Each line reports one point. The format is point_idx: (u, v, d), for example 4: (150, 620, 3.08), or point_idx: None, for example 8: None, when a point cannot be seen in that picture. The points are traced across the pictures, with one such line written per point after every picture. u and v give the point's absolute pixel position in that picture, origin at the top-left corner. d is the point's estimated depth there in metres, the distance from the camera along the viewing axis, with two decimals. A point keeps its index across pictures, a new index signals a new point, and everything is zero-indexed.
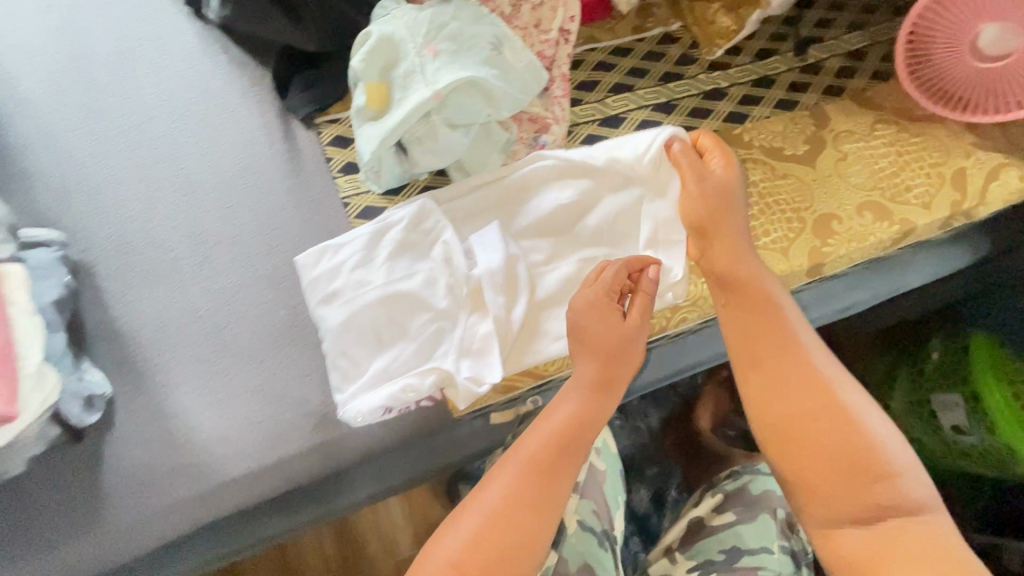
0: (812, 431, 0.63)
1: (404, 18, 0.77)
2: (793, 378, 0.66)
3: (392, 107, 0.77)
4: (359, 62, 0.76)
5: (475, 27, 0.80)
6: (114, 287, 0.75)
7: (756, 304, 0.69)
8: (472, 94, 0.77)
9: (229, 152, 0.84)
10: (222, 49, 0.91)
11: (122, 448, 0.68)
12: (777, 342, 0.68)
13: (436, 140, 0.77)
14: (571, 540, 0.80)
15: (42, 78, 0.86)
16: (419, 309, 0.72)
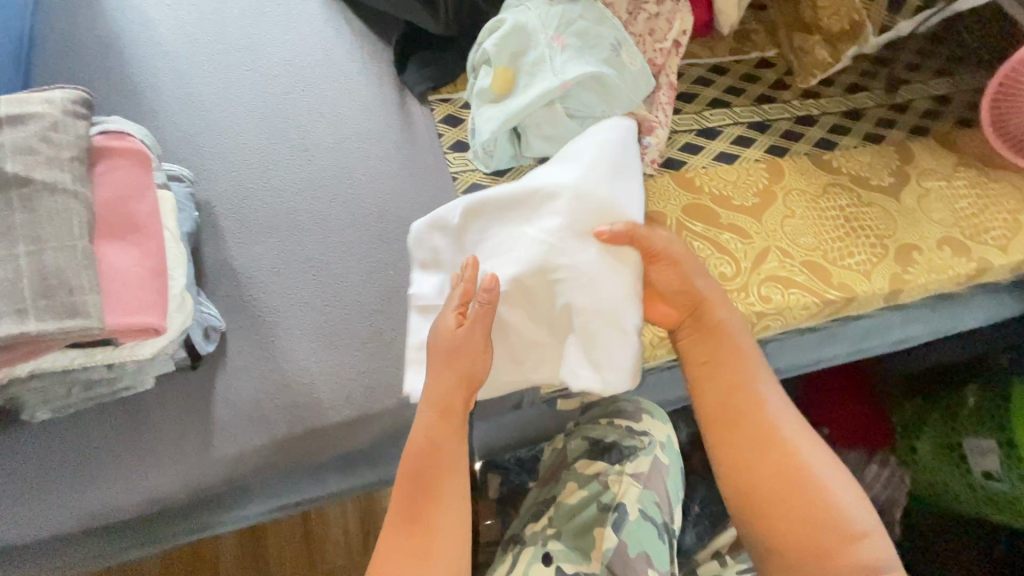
0: (775, 482, 0.65)
1: (538, 14, 0.82)
2: (749, 436, 0.67)
3: (517, 93, 0.80)
4: (492, 48, 0.80)
5: (599, 27, 0.83)
6: (232, 228, 0.78)
7: (737, 379, 0.69)
8: (594, 89, 0.81)
9: (348, 117, 0.88)
10: (346, 21, 0.95)
11: (231, 380, 0.70)
12: (729, 382, 0.69)
13: (556, 127, 0.81)
14: (632, 527, 0.75)
15: (176, 26, 0.91)
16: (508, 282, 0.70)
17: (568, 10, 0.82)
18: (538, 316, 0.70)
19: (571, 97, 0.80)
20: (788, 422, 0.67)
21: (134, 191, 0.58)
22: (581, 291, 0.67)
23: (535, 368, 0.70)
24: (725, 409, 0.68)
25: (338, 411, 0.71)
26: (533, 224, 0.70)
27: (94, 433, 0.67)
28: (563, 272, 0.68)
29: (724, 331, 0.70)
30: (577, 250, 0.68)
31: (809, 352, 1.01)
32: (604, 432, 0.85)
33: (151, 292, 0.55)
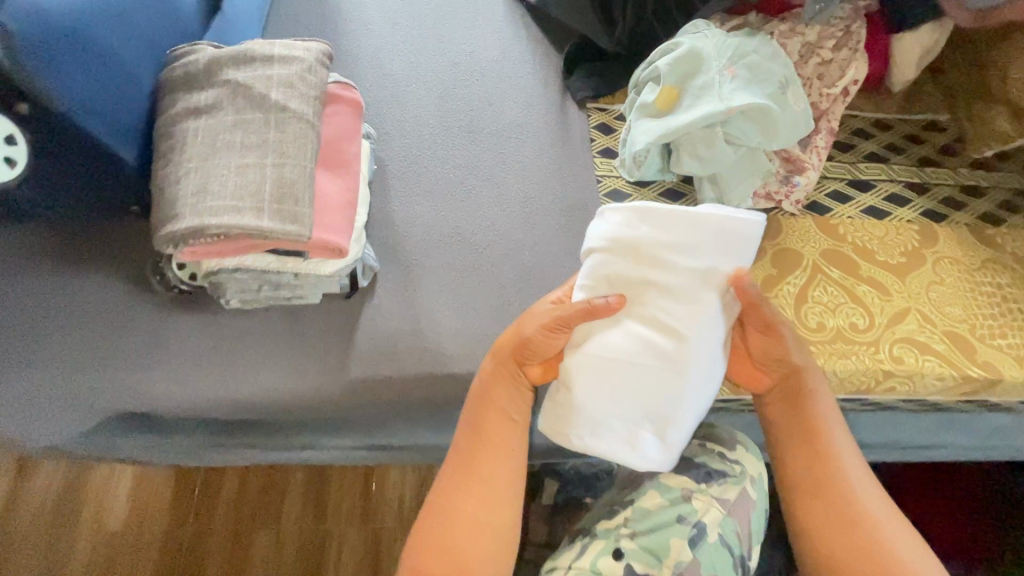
0: (854, 554, 0.67)
1: (714, 41, 0.86)
2: (833, 506, 0.69)
3: (679, 111, 0.84)
4: (664, 66, 0.85)
5: (770, 64, 0.86)
6: (398, 186, 0.88)
7: (817, 444, 0.72)
8: (756, 119, 0.83)
9: (512, 108, 0.96)
10: (525, 25, 1.05)
11: (374, 313, 0.79)
12: (810, 446, 0.72)
13: (710, 149, 0.83)
14: (709, 548, 0.74)
15: (381, 9, 1.04)
16: (610, 334, 0.67)
17: (743, 44, 0.86)
18: (627, 390, 0.66)
19: (732, 123, 0.83)
20: (873, 500, 0.69)
21: (348, 134, 0.68)
22: (676, 383, 0.66)
23: (600, 442, 0.67)
24: (810, 480, 0.71)
25: (458, 365, 0.77)
26: (660, 304, 0.67)
27: (256, 332, 0.77)
28: (681, 360, 0.65)
29: (816, 411, 0.73)
30: (690, 338, 0.65)
31: (924, 433, 0.95)
32: (695, 451, 0.83)
33: (346, 217, 0.65)
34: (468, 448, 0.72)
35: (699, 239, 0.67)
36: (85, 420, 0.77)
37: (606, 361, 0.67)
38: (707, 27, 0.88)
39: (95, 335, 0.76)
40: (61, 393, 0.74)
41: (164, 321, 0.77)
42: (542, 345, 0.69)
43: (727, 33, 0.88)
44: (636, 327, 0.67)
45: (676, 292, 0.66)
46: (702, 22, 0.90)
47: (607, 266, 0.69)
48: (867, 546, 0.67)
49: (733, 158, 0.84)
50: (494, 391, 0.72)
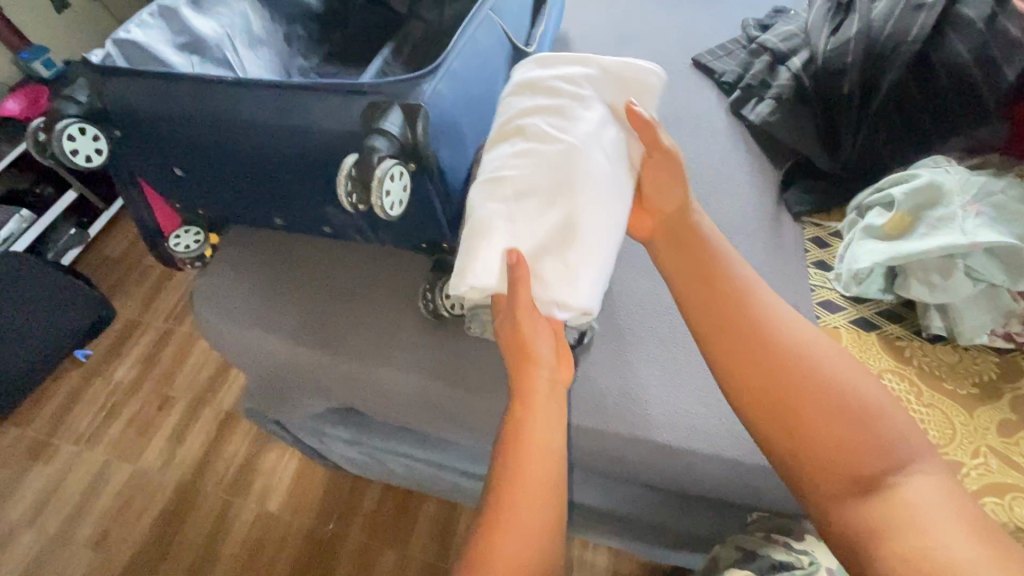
0: (818, 438, 0.60)
1: (957, 176, 0.88)
2: (774, 381, 0.62)
3: (912, 238, 0.86)
4: (899, 194, 0.89)
5: (1020, 207, 0.85)
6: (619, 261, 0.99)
7: (736, 319, 0.65)
8: (1002, 257, 0.82)
9: (727, 210, 1.06)
10: (746, 140, 1.16)
11: (587, 368, 0.87)
12: (760, 341, 0.64)
13: (945, 278, 0.83)
14: None
15: None
16: (526, 154, 0.69)
17: (990, 184, 0.87)
18: (531, 222, 0.67)
19: (973, 257, 0.82)
20: (834, 370, 0.62)
21: None
22: (557, 201, 0.67)
23: (494, 259, 0.65)
24: (762, 382, 0.62)
25: (661, 435, 0.82)
26: (542, 120, 0.71)
27: (489, 362, 0.91)
28: (581, 185, 0.67)
29: (707, 266, 0.70)
30: (589, 159, 0.68)
31: None
32: (757, 544, 0.82)
33: None
34: (524, 392, 0.67)
35: (589, 82, 0.74)
36: (347, 395, 1.02)
37: (508, 179, 0.68)
38: (948, 164, 0.91)
39: (369, 334, 0.95)
40: (338, 372, 0.96)
41: (420, 337, 0.94)
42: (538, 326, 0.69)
43: (972, 172, 0.89)
44: (519, 144, 0.70)
45: (542, 107, 0.72)
46: (940, 159, 0.93)
47: (513, 100, 0.74)
48: (831, 427, 0.60)
49: (972, 292, 0.83)
50: (521, 324, 0.68)
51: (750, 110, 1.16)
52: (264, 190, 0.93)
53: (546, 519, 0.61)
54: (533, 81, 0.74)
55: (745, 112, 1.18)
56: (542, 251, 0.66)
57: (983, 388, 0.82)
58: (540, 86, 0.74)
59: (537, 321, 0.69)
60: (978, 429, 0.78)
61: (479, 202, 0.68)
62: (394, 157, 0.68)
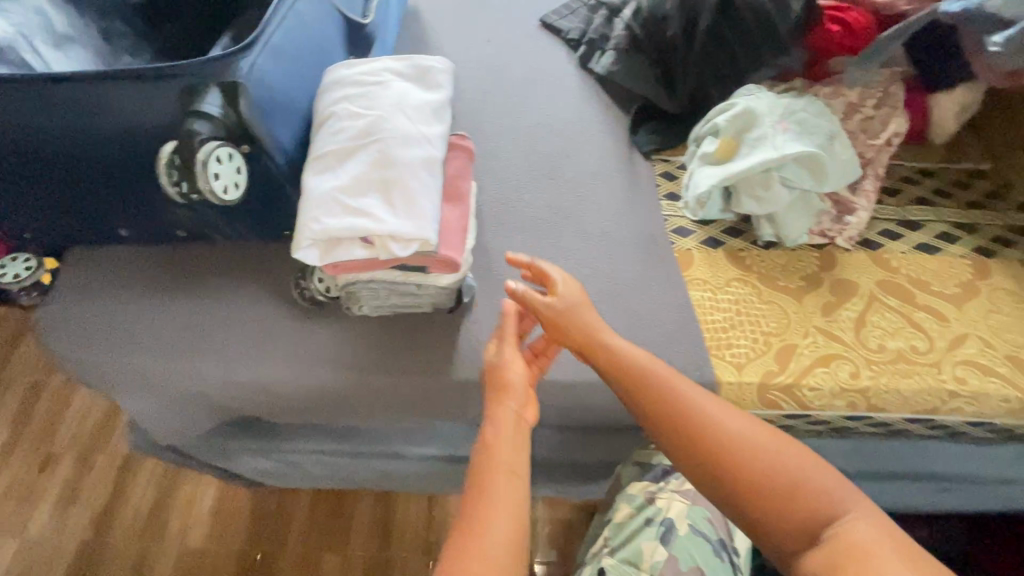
0: (744, 480, 0.66)
1: (766, 101, 0.99)
2: (686, 434, 0.69)
3: (738, 160, 0.97)
4: (722, 123, 0.99)
5: (817, 121, 0.99)
6: (491, 221, 1.03)
7: (644, 384, 0.73)
8: (807, 165, 0.94)
9: (587, 159, 1.12)
10: (597, 93, 1.23)
11: (471, 325, 0.91)
12: (660, 395, 0.72)
13: (767, 190, 0.94)
14: (685, 541, 0.84)
15: (476, 82, 1.26)
16: (341, 130, 0.73)
17: (792, 104, 1.00)
18: (358, 179, 0.70)
19: (786, 169, 0.94)
20: (754, 432, 0.68)
21: (462, 172, 0.84)
22: (376, 158, 0.70)
23: (332, 217, 0.68)
24: (674, 429, 0.70)
25: (547, 373, 0.87)
26: (354, 97, 0.75)
27: (375, 339, 0.90)
28: (394, 139, 0.71)
29: (613, 365, 0.75)
30: (401, 121, 0.73)
31: (1004, 468, 0.95)
32: (652, 456, 0.96)
33: (461, 240, 0.80)
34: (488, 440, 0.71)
35: (390, 65, 0.79)
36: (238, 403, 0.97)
37: (332, 154, 0.71)
38: (759, 90, 1.02)
39: (247, 334, 0.91)
40: (219, 381, 0.89)
41: (301, 327, 0.92)
42: (496, 372, 0.79)
43: (778, 95, 1.01)
44: (336, 122, 0.74)
45: (352, 88, 0.76)
46: (753, 87, 1.04)
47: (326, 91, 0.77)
48: (747, 468, 0.66)
49: (789, 199, 0.95)
50: (496, 364, 0.80)
51: (597, 63, 1.23)
52: (96, 200, 0.84)
53: (508, 532, 0.62)
54: (342, 76, 0.78)
55: (593, 65, 1.24)
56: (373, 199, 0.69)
57: (807, 279, 0.95)
58: (346, 74, 0.78)
59: (502, 406, 0.75)
60: (806, 314, 0.91)
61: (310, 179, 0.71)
62: (218, 139, 0.68)
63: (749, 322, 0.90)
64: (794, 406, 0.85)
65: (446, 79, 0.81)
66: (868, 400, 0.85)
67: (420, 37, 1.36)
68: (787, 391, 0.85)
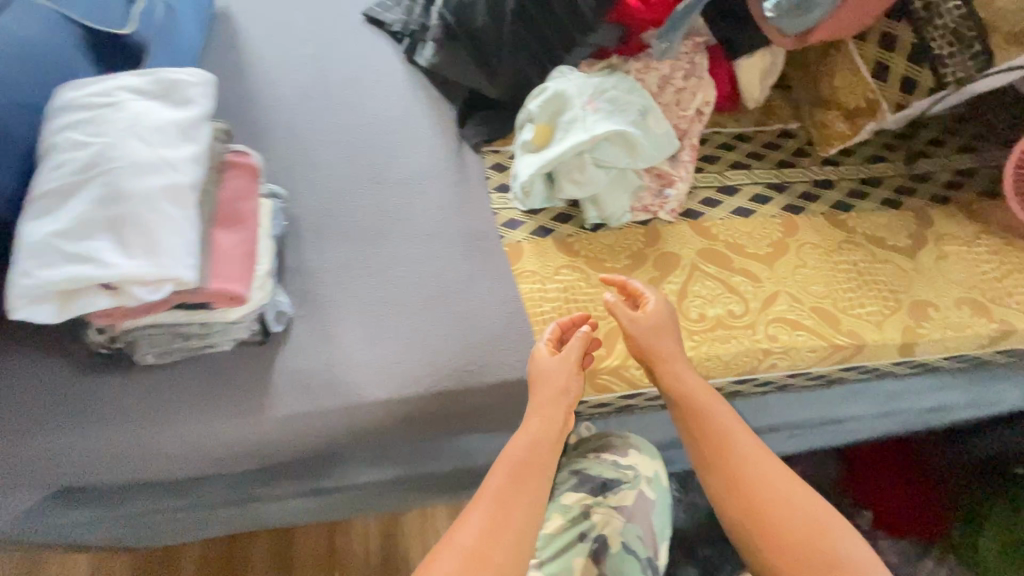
0: (761, 492, 0.69)
1: (575, 82, 0.98)
2: (716, 446, 0.73)
3: (554, 145, 0.96)
4: (535, 109, 0.97)
5: (628, 96, 0.99)
6: (311, 237, 0.96)
7: (728, 429, 0.74)
8: (619, 144, 0.94)
9: (415, 158, 1.07)
10: (425, 87, 1.17)
11: (290, 356, 0.84)
12: (707, 425, 0.74)
13: (583, 173, 0.94)
14: (615, 559, 0.80)
15: (295, 86, 1.17)
16: (65, 163, 0.64)
17: (602, 82, 0.99)
18: (84, 220, 0.62)
19: (599, 148, 0.93)
20: (784, 492, 0.69)
21: (244, 194, 0.77)
22: (104, 194, 0.62)
23: (50, 266, 0.59)
24: (714, 442, 0.73)
25: (373, 394, 0.82)
26: (80, 124, 0.66)
27: (179, 387, 0.81)
28: (125, 169, 0.63)
29: (709, 415, 0.75)
30: (137, 146, 0.65)
31: (832, 408, 1.01)
32: (588, 465, 0.87)
33: (243, 268, 0.73)
34: (510, 461, 0.70)
35: (128, 82, 0.70)
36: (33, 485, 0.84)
37: (50, 191, 0.62)
38: (571, 72, 1.01)
39: (24, 406, 0.79)
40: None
41: (91, 388, 0.81)
42: (539, 368, 0.77)
43: (590, 74, 1.01)
44: (60, 155, 0.65)
45: (79, 111, 0.67)
46: (566, 68, 1.03)
47: (51, 117, 0.68)
48: (758, 486, 0.70)
49: (606, 179, 0.95)
50: (534, 370, 0.77)
51: (421, 55, 1.17)
52: None
53: (527, 519, 0.66)
54: (69, 97, 0.68)
55: (418, 58, 1.18)
56: (104, 242, 0.61)
57: (633, 257, 0.95)
58: (73, 96, 0.68)
59: (530, 417, 0.74)
60: None
61: (27, 224, 0.62)
62: None
63: (578, 310, 0.90)
64: (625, 384, 0.88)
65: (201, 94, 0.72)
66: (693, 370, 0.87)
67: (230, 40, 1.23)
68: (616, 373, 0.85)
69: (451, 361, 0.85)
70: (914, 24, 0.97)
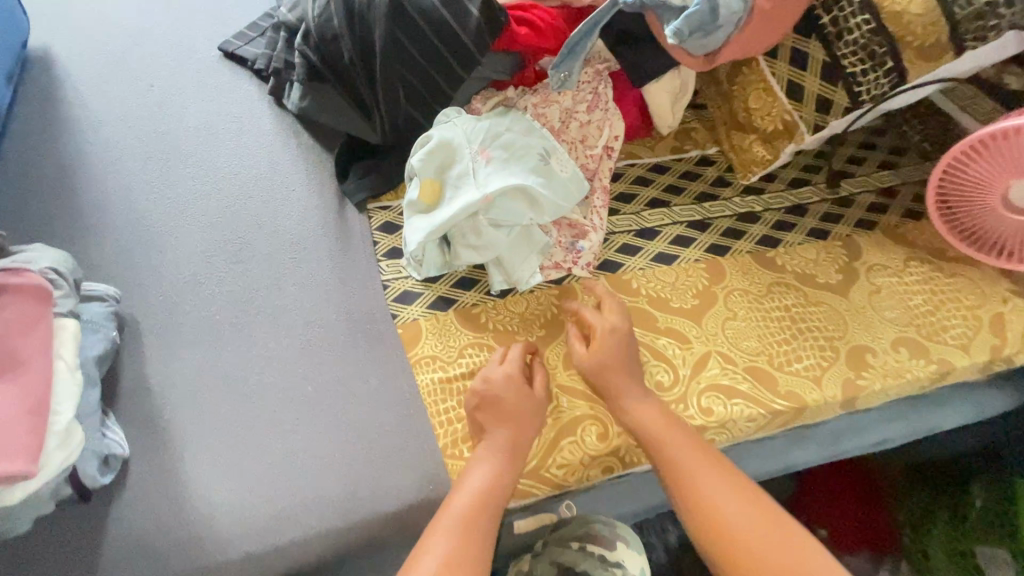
0: (732, 521, 0.65)
1: (463, 127, 0.85)
2: (682, 474, 0.68)
3: (445, 203, 0.81)
4: (417, 163, 0.82)
5: (526, 138, 0.86)
6: (154, 344, 0.78)
7: (694, 450, 0.70)
8: (518, 197, 0.81)
9: (285, 226, 0.90)
10: (295, 134, 0.99)
11: (127, 512, 0.67)
12: (678, 452, 0.69)
13: (480, 236, 0.81)
14: None
15: (132, 145, 0.96)
16: None
17: (494, 125, 0.86)
18: None
19: (497, 204, 0.80)
20: (758, 516, 0.65)
21: (23, 326, 0.59)
22: None
23: None
24: (679, 466, 0.69)
25: (239, 547, 0.67)
26: None
27: None
28: None
29: (679, 443, 0.70)
30: None
31: (779, 458, 0.94)
32: (575, 558, 0.76)
33: (25, 432, 0.55)
34: (455, 514, 0.66)
35: None
36: None
37: None
38: (458, 114, 0.87)
39: None
40: None
41: None
42: (493, 393, 0.73)
43: (480, 116, 0.87)
44: None
45: None
46: (453, 108, 0.89)
47: None
48: (728, 516, 0.65)
49: (508, 239, 0.82)
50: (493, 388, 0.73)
51: (287, 97, 0.99)
52: None
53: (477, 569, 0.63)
54: None
55: (284, 99, 1.00)
56: None
57: (547, 326, 0.83)
58: None
59: (478, 462, 0.70)
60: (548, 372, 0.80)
61: None
62: None
63: None
64: (550, 486, 0.75)
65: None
66: (624, 457, 0.76)
67: (46, 91, 1.01)
68: (535, 476, 0.74)
69: (337, 490, 0.70)
70: (824, 40, 0.88)
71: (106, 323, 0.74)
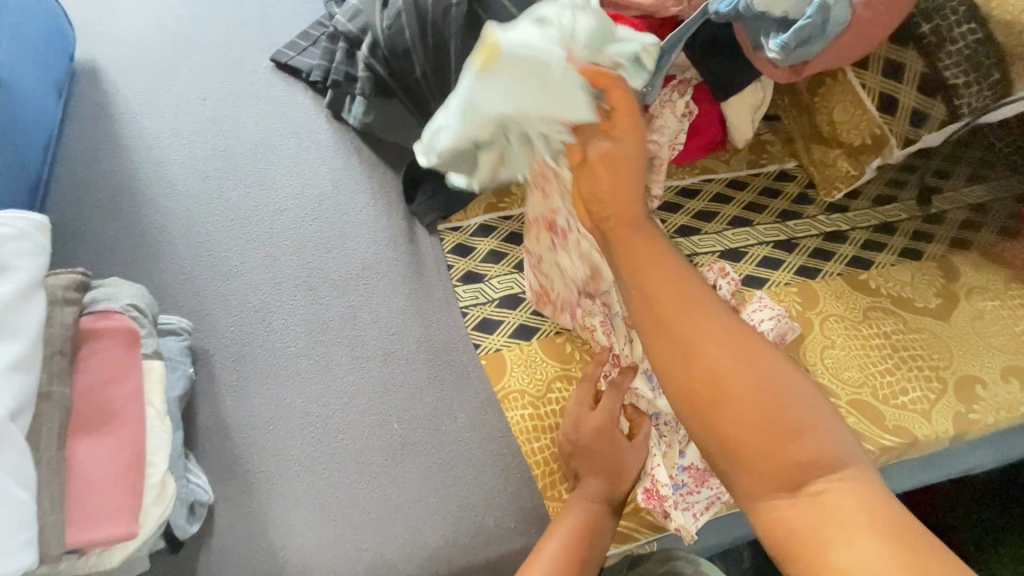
0: (722, 368, 0.47)
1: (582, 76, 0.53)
2: (661, 300, 0.49)
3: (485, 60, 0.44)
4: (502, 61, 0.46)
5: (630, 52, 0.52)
6: (231, 382, 0.74)
7: (662, 259, 0.50)
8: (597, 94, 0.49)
9: (355, 251, 0.85)
10: (357, 151, 0.95)
11: (217, 564, 0.64)
12: (654, 266, 0.50)
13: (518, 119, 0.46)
14: None
15: (188, 165, 0.92)
16: None
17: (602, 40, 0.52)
18: None
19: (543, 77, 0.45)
20: (762, 383, 0.46)
21: (115, 374, 0.56)
22: None
23: None
24: (657, 282, 0.50)
25: None
26: None
27: None
28: None
29: (652, 259, 0.50)
30: None
31: None
32: None
33: (125, 488, 0.51)
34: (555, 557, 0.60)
35: None
36: None
37: None
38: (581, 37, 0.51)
39: None
40: None
41: None
42: (583, 444, 0.67)
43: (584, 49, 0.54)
44: None
45: None
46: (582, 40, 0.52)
47: None
48: (725, 371, 0.47)
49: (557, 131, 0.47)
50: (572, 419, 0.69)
51: (349, 112, 0.95)
52: None
53: None
54: None
55: (346, 114, 0.96)
56: None
57: None
58: None
59: (576, 504, 0.65)
60: None
61: None
62: None
63: None
64: (653, 529, 0.71)
65: (19, 252, 0.53)
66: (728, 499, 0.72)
67: (97, 108, 0.96)
68: (637, 519, 0.71)
69: (434, 538, 0.66)
70: (923, 51, 0.83)
71: (185, 360, 0.71)
